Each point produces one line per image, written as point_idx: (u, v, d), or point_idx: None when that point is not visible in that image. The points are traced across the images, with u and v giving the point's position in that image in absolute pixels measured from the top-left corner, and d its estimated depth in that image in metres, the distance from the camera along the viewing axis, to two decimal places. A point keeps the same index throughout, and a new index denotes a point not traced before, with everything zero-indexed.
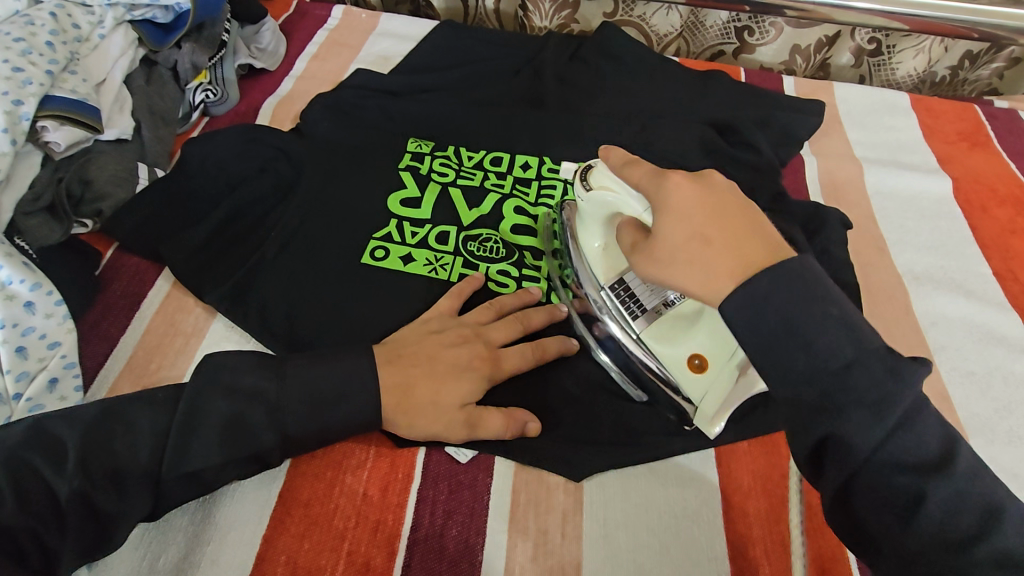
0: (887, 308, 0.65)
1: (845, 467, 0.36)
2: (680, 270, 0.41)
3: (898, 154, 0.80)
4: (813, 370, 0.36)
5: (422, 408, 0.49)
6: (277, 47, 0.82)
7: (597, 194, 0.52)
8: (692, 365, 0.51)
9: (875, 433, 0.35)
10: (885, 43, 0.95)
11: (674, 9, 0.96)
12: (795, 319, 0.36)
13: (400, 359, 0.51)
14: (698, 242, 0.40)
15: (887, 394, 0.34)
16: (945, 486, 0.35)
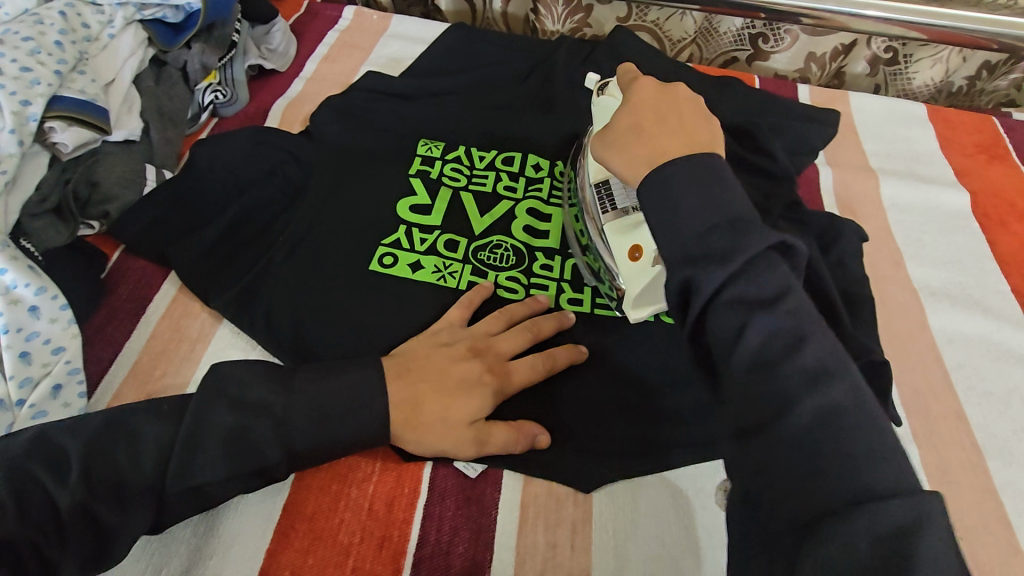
0: (903, 324, 0.64)
1: (699, 309, 0.38)
2: (618, 148, 0.49)
3: (915, 166, 0.79)
4: (680, 231, 0.40)
5: (431, 424, 0.48)
6: (288, 47, 0.82)
7: (604, 99, 0.56)
8: (631, 254, 0.54)
9: (721, 274, 0.37)
10: (901, 52, 0.94)
11: (688, 15, 0.95)
12: (673, 184, 0.41)
13: (408, 373, 0.50)
14: (633, 128, 0.48)
15: (736, 244, 0.38)
16: (771, 320, 0.37)
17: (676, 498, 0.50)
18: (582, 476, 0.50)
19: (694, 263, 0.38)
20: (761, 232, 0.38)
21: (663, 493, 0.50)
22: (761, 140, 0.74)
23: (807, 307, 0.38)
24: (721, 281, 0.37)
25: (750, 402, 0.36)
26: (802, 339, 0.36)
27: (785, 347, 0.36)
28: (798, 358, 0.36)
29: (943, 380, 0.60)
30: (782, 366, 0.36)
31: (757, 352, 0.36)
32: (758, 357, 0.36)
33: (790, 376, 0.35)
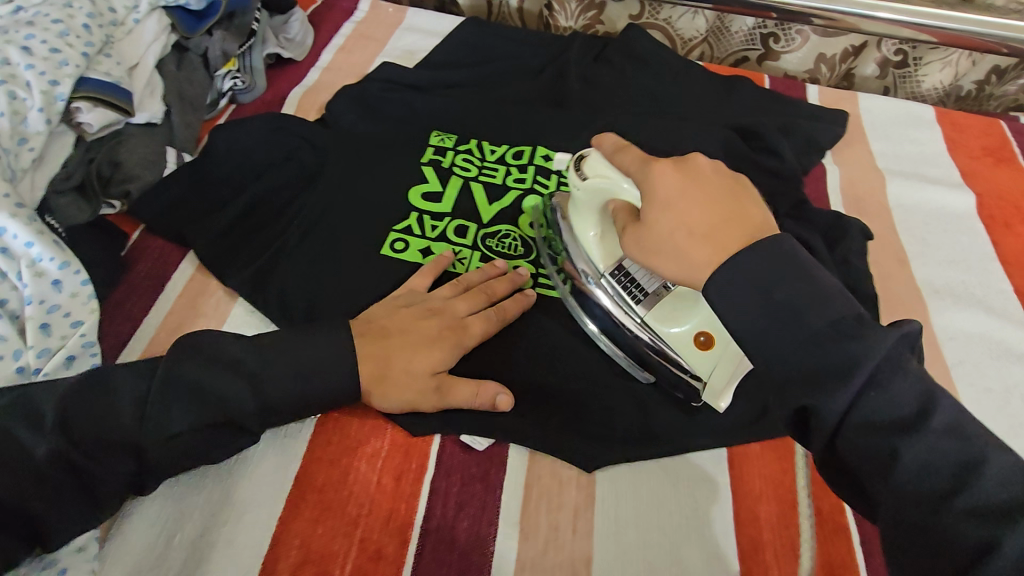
0: (905, 321, 0.65)
1: (825, 431, 0.35)
2: (669, 256, 0.42)
3: (922, 167, 0.80)
4: (773, 348, 0.37)
5: (394, 379, 0.50)
6: (305, 38, 0.83)
7: (592, 180, 0.50)
8: (698, 342, 0.52)
9: (842, 397, 0.34)
10: (911, 55, 0.95)
11: (700, 13, 0.96)
12: (790, 302, 0.36)
13: (382, 334, 0.52)
14: (685, 233, 0.41)
15: (852, 357, 0.34)
16: (926, 443, 0.33)
17: (677, 484, 0.51)
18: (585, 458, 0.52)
19: (804, 392, 0.35)
20: (878, 337, 0.35)
21: (664, 478, 0.52)
22: (769, 137, 0.75)
23: (955, 410, 0.34)
24: (839, 408, 0.34)
25: (922, 543, 0.32)
26: (974, 463, 0.32)
27: (951, 471, 0.32)
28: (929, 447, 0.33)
29: (944, 376, 0.61)
30: (955, 500, 0.32)
31: (922, 486, 0.33)
32: (929, 495, 0.33)
33: (964, 513, 0.31)
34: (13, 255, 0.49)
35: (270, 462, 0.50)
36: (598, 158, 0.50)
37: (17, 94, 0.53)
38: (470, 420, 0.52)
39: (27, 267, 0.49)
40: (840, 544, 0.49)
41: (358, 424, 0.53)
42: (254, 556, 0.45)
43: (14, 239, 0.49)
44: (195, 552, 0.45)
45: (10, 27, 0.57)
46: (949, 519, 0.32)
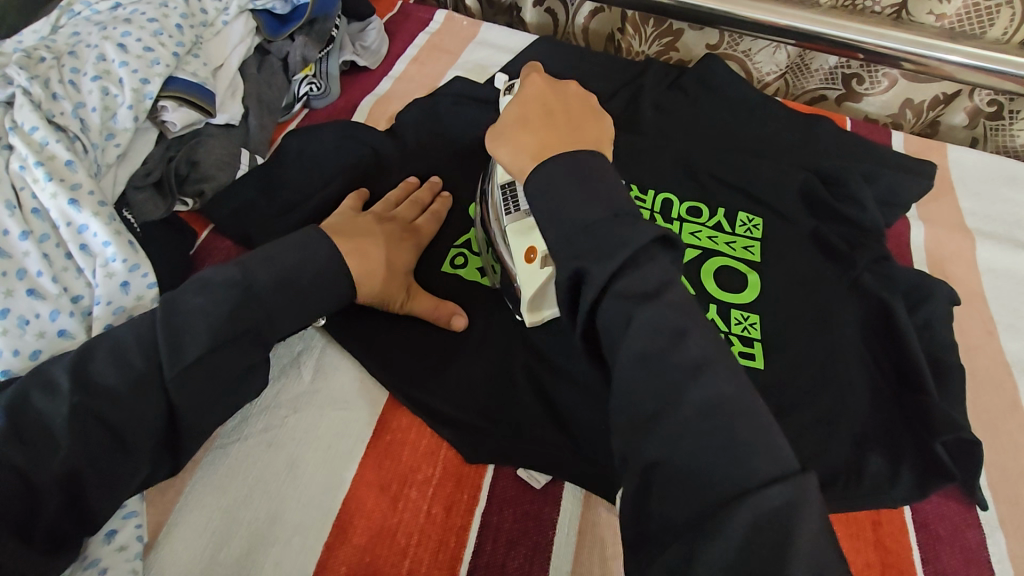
0: (992, 399, 0.59)
1: (588, 295, 0.41)
2: (504, 144, 0.51)
3: (1015, 230, 0.74)
4: (568, 207, 0.43)
5: (377, 268, 0.53)
6: (380, 46, 0.84)
7: (505, 100, 0.55)
8: (528, 256, 0.51)
9: (607, 266, 0.40)
10: (1007, 107, 0.89)
11: (781, 48, 0.92)
12: (578, 169, 0.44)
13: (351, 233, 0.54)
14: (520, 124, 0.51)
15: (623, 237, 0.40)
16: (656, 313, 0.40)
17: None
18: None
19: (581, 254, 0.41)
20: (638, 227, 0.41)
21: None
22: (851, 184, 0.71)
23: (732, 397, 0.38)
24: (608, 272, 0.40)
25: (687, 496, 0.35)
26: (683, 334, 0.40)
27: (725, 460, 0.35)
28: (642, 272, 0.41)
29: None
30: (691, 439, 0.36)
31: (695, 447, 0.36)
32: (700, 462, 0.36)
33: (623, 298, 0.40)
34: (91, 253, 0.50)
35: (319, 482, 0.49)
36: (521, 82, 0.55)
37: (110, 90, 0.55)
38: (525, 454, 0.50)
39: (100, 267, 0.49)
40: None
41: (410, 449, 0.51)
42: None
43: (93, 237, 0.50)
44: (241, 570, 0.44)
45: (108, 24, 0.58)
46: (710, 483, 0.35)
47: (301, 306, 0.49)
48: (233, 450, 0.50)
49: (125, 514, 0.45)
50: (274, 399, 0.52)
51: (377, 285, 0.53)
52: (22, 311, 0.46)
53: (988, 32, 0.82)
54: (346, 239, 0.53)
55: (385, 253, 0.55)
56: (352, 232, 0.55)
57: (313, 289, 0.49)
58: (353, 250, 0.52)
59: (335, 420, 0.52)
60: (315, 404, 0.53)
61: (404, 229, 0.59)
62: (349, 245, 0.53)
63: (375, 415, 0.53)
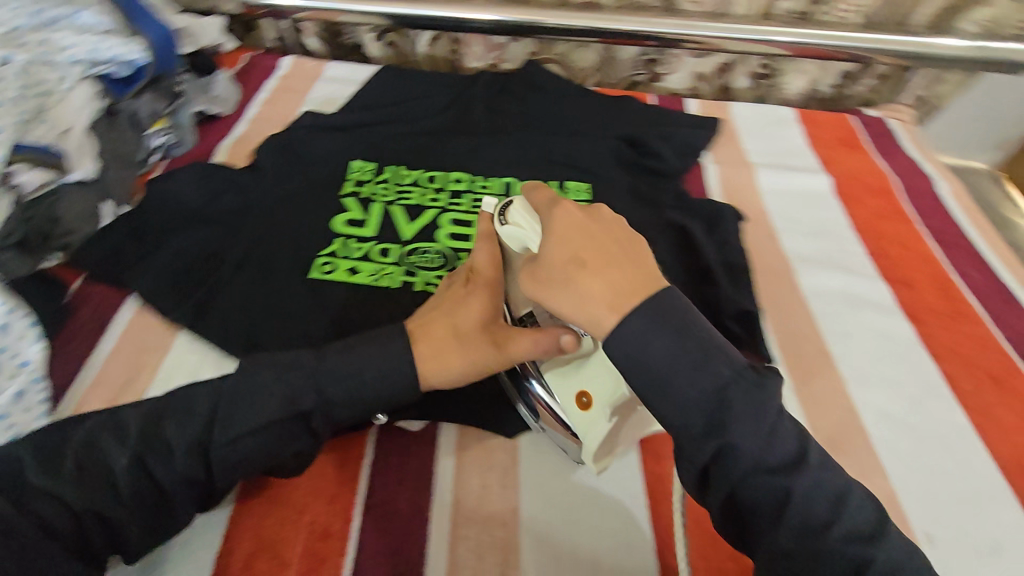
0: (774, 284, 0.74)
1: (723, 485, 0.42)
2: (560, 298, 0.45)
3: (787, 159, 0.92)
4: (669, 394, 0.42)
5: (444, 352, 0.51)
6: (231, 94, 0.91)
7: (508, 227, 0.52)
8: (580, 403, 0.50)
9: (757, 439, 0.41)
10: (773, 68, 1.11)
11: (588, 47, 1.09)
12: (676, 361, 0.42)
13: (426, 326, 0.53)
14: (573, 265, 0.45)
15: (722, 381, 0.42)
16: (807, 478, 0.41)
17: None
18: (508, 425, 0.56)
19: (718, 429, 0.41)
20: (770, 382, 0.42)
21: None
22: (651, 144, 0.86)
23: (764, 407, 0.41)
24: (753, 438, 0.41)
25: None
26: (800, 459, 0.42)
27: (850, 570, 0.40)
28: (768, 453, 0.41)
29: (811, 326, 0.69)
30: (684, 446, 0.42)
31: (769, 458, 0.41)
32: (760, 465, 0.41)
33: (754, 470, 0.41)
34: None
35: None
36: (516, 205, 0.52)
37: None
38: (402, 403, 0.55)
39: None
40: None
41: None
42: (211, 549, 0.49)
43: None
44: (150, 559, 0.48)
45: None
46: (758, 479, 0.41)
47: (358, 399, 0.49)
48: None
49: None
50: None
51: (453, 366, 0.51)
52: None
53: (733, 10, 1.02)
54: (426, 344, 0.51)
55: (450, 322, 0.53)
56: (430, 319, 0.54)
57: (376, 381, 0.49)
58: (434, 363, 0.51)
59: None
60: None
61: (466, 279, 0.56)
62: (430, 358, 0.51)
63: None
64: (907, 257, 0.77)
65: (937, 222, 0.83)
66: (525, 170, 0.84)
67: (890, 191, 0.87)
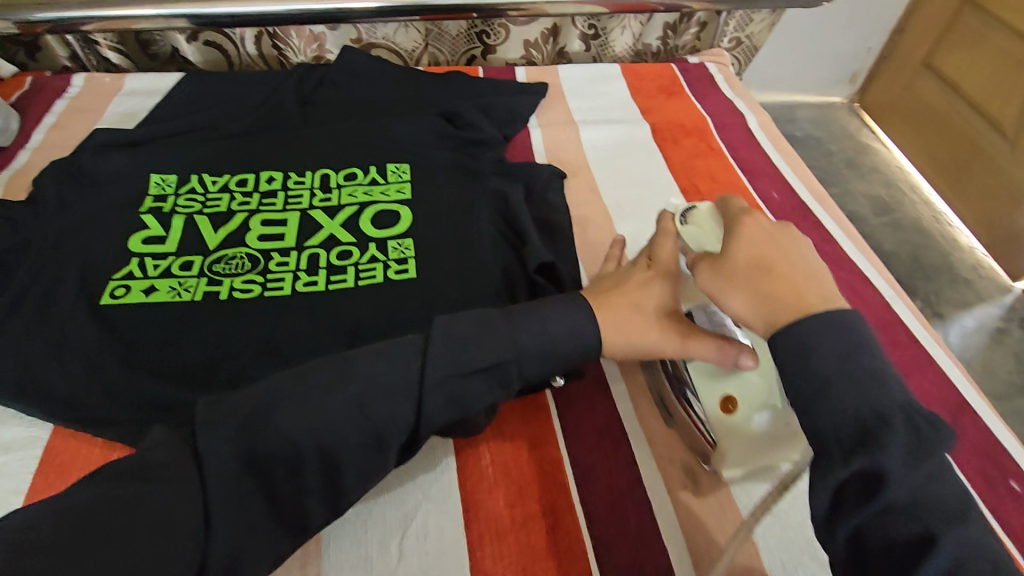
0: (593, 235, 0.76)
1: (860, 501, 0.35)
2: (735, 295, 0.43)
3: (610, 112, 0.94)
4: (840, 403, 0.37)
5: (626, 326, 0.51)
6: (9, 122, 0.82)
7: (691, 229, 0.54)
8: (725, 408, 0.49)
9: (908, 466, 0.34)
10: (599, 27, 1.13)
11: (411, 26, 1.07)
12: (844, 358, 0.38)
13: (606, 294, 0.53)
14: (758, 269, 0.43)
15: (929, 440, 0.34)
16: (963, 539, 0.33)
17: None
18: None
19: (864, 452, 0.35)
20: (950, 428, 0.35)
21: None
22: (470, 117, 0.85)
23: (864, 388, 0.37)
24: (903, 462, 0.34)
25: None
26: (966, 515, 0.34)
27: None
28: (856, 458, 0.35)
29: None
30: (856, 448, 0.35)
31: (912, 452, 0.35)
32: (928, 505, 0.34)
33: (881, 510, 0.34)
34: None
35: None
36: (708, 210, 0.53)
37: None
38: None
39: None
40: (552, 454, 0.53)
41: None
42: None
43: None
44: None
45: None
46: (891, 520, 0.34)
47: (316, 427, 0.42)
48: None
49: None
50: None
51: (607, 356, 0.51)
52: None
53: None
54: (608, 312, 0.51)
55: (634, 298, 0.52)
56: (609, 291, 0.53)
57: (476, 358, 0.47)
58: (538, 359, 0.49)
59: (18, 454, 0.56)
60: None
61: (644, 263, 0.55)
62: (612, 328, 0.50)
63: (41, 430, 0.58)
64: (715, 190, 0.81)
65: (745, 153, 0.88)
66: (342, 158, 0.81)
67: (704, 130, 0.91)
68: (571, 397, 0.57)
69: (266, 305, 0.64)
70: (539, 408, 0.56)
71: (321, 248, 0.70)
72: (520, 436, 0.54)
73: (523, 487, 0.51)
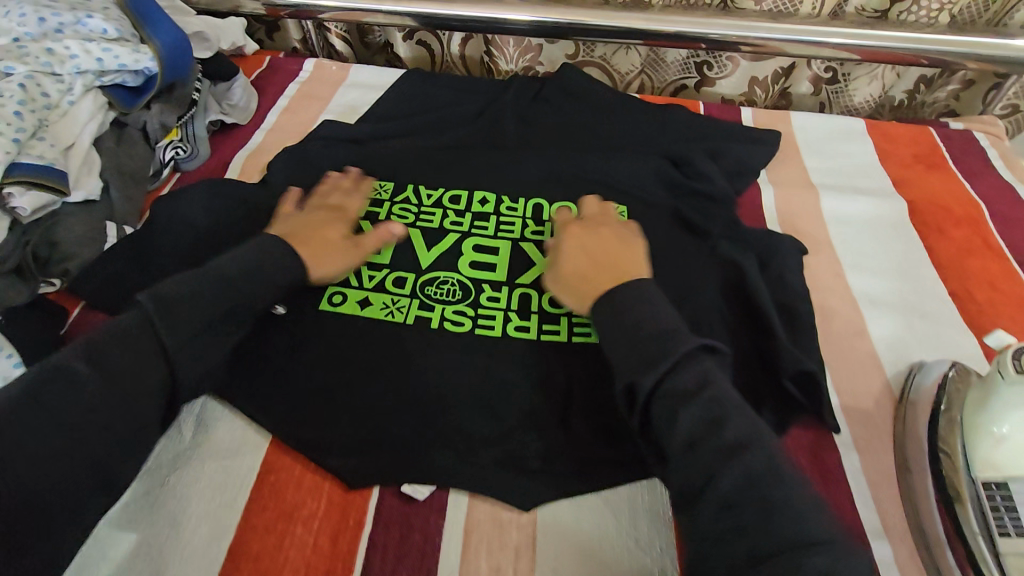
0: (841, 329, 0.64)
1: (662, 421, 0.44)
2: (576, 292, 0.58)
3: (854, 179, 0.82)
4: (617, 340, 0.48)
5: (586, 280, 0.58)
6: (249, 101, 0.87)
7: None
8: None
9: (689, 406, 0.43)
10: (840, 72, 0.99)
11: (633, 49, 1.00)
12: (627, 309, 0.50)
13: (565, 250, 0.62)
14: (581, 279, 0.58)
15: (702, 383, 0.44)
16: (744, 469, 0.40)
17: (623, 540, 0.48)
18: (524, 496, 0.50)
19: (631, 371, 0.46)
20: (683, 340, 0.46)
21: (623, 505, 0.50)
22: (698, 165, 0.77)
23: (725, 390, 0.44)
24: (653, 381, 0.44)
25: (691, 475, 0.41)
26: (737, 449, 0.41)
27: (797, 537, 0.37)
28: (676, 378, 0.45)
29: (883, 385, 0.59)
30: (703, 440, 0.42)
31: (687, 435, 0.42)
32: (717, 439, 0.42)
33: (708, 452, 0.41)
34: None
35: (203, 533, 0.47)
36: None
37: None
38: (411, 467, 0.50)
39: None
40: None
41: (295, 484, 0.50)
42: None
43: None
44: None
45: None
46: (692, 431, 0.42)
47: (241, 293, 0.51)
48: (113, 518, 0.48)
49: None
50: (154, 461, 0.51)
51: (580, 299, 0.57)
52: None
53: (800, 9, 0.91)
54: (570, 274, 0.59)
55: (585, 256, 0.60)
56: (577, 255, 0.61)
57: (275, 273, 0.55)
58: (571, 293, 0.58)
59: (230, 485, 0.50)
60: (198, 457, 0.52)
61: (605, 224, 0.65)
62: (570, 287, 0.59)
63: (260, 457, 0.52)
64: (997, 302, 0.66)
65: None
66: (558, 187, 0.75)
67: (978, 220, 0.76)
68: None
69: (478, 343, 0.59)
70: None
71: (534, 287, 0.64)
72: None
73: None
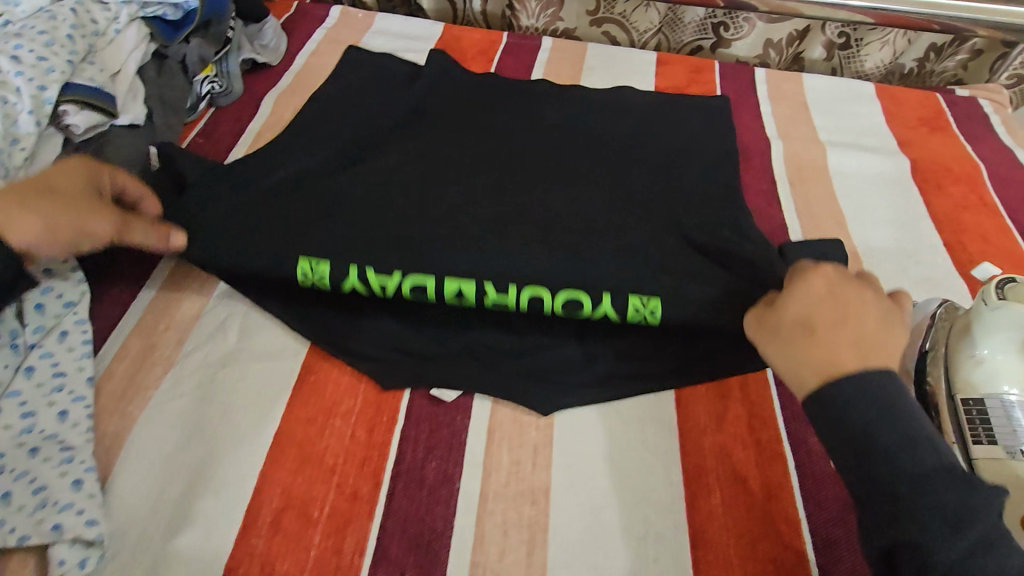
0: None
1: None
2: (806, 362, 0.41)
3: (861, 138, 0.85)
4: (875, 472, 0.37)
5: (795, 347, 0.42)
6: (278, 43, 0.89)
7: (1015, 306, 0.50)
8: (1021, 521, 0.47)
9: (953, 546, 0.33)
10: (853, 37, 1.01)
11: (652, 6, 1.02)
12: (902, 432, 0.37)
13: (837, 288, 0.44)
14: (805, 328, 0.42)
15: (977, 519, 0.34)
16: None
17: (634, 442, 0.52)
18: (544, 402, 0.54)
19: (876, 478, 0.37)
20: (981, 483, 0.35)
21: (634, 413, 0.54)
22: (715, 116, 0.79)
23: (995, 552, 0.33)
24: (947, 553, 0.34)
25: None
26: None
27: None
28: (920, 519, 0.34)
29: None
30: None
31: None
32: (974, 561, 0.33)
33: None
34: None
35: (252, 422, 0.51)
36: None
37: (9, 98, 0.56)
38: (438, 373, 0.55)
39: None
40: (789, 513, 0.49)
41: (333, 385, 0.54)
42: (242, 503, 0.47)
43: None
44: (186, 502, 0.47)
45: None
46: None
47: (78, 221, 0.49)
48: (162, 404, 0.52)
49: (75, 398, 0.50)
50: (203, 360, 0.55)
51: (806, 370, 0.41)
52: (44, 382, 0.50)
53: None
54: (791, 327, 0.43)
55: (845, 313, 0.42)
56: (846, 309, 0.42)
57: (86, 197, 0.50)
58: (785, 359, 0.42)
59: (277, 378, 0.54)
60: (243, 358, 0.55)
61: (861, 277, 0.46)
62: (779, 346, 0.43)
63: (300, 360, 0.56)
64: (988, 254, 0.70)
65: None
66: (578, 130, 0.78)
67: (975, 179, 0.79)
68: (813, 453, 0.52)
69: None
70: (774, 456, 0.52)
71: None
72: (754, 481, 0.50)
73: (756, 539, 0.47)
